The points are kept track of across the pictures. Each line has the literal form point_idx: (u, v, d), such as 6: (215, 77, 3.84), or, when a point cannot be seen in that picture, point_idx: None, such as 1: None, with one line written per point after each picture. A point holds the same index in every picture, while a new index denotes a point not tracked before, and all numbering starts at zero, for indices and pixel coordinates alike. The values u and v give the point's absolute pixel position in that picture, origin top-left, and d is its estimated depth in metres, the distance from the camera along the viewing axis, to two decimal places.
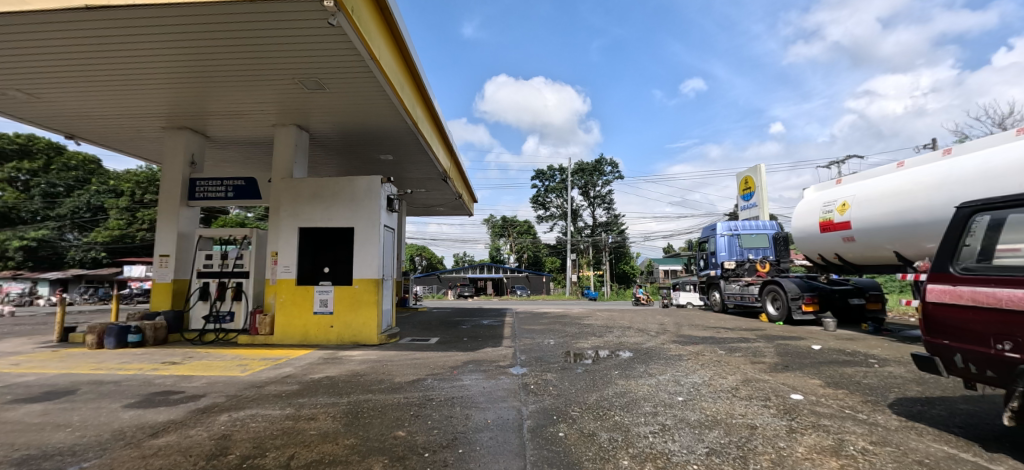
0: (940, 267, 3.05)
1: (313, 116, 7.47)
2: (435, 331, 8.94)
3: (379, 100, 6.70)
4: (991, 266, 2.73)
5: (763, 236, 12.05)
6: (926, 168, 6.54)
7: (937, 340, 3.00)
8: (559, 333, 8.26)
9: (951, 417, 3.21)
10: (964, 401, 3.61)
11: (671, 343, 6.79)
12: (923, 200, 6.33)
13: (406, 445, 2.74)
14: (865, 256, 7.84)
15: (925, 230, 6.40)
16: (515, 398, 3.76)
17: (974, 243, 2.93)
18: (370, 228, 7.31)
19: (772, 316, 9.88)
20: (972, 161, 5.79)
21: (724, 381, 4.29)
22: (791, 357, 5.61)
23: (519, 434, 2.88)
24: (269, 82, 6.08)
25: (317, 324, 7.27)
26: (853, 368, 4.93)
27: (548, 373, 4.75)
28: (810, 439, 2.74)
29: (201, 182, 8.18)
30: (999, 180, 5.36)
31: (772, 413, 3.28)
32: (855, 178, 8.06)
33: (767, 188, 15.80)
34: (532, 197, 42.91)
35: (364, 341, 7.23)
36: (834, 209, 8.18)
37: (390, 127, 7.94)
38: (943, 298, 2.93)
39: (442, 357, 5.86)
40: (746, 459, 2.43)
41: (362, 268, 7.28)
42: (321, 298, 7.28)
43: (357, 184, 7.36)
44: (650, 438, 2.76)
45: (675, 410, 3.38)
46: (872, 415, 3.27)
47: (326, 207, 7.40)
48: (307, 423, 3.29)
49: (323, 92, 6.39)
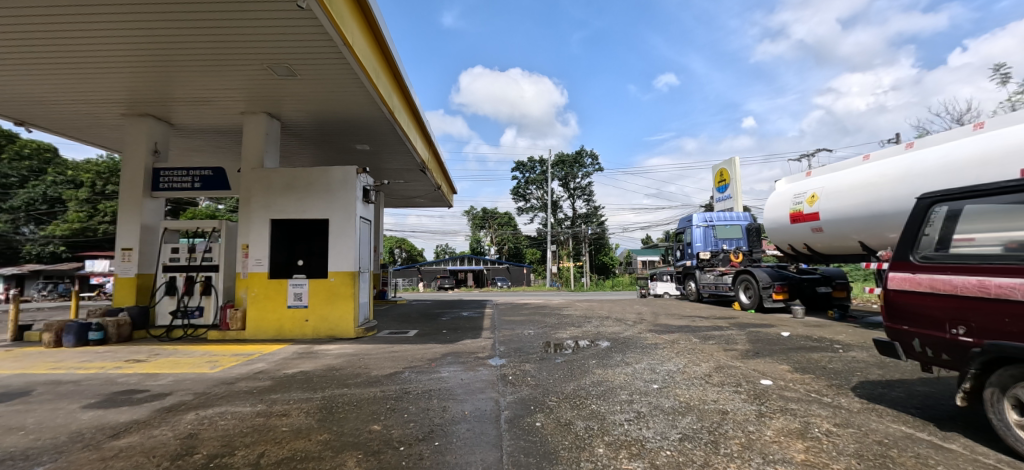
0: (901, 256, 3.17)
1: (285, 105, 7.22)
2: (414, 323, 8.85)
3: (353, 89, 6.50)
4: (949, 255, 2.86)
5: (736, 227, 12.22)
6: (890, 160, 6.80)
7: (897, 326, 3.12)
8: (539, 324, 8.27)
9: (910, 399, 3.38)
10: (921, 383, 3.80)
11: (647, 332, 6.94)
12: (888, 192, 6.58)
13: (382, 439, 2.70)
14: (832, 246, 8.13)
15: (890, 221, 6.66)
16: (494, 389, 3.76)
17: (932, 233, 3.06)
18: (346, 220, 7.15)
19: (744, 304, 10.19)
20: (932, 155, 6.06)
21: (697, 369, 4.38)
22: (762, 343, 5.78)
23: (497, 425, 2.87)
24: (238, 67, 5.81)
25: (291, 318, 7.10)
26: (820, 353, 5.11)
27: (527, 364, 4.77)
28: (779, 422, 2.83)
29: (166, 172, 7.83)
30: (958, 173, 5.59)
31: (742, 398, 3.38)
32: (824, 170, 8.33)
33: (740, 181, 16.21)
34: (513, 190, 42.83)
35: (341, 335, 7.10)
36: (804, 200, 8.41)
37: (364, 116, 7.70)
38: (904, 286, 3.06)
39: (421, 349, 5.82)
40: (717, 443, 2.50)
41: (336, 261, 7.11)
42: (295, 292, 7.10)
43: (332, 174, 7.17)
44: (626, 426, 2.80)
45: (650, 397, 3.44)
46: (836, 398, 3.40)
47: (298, 198, 7.18)
48: (279, 420, 3.20)
49: (295, 79, 6.16)
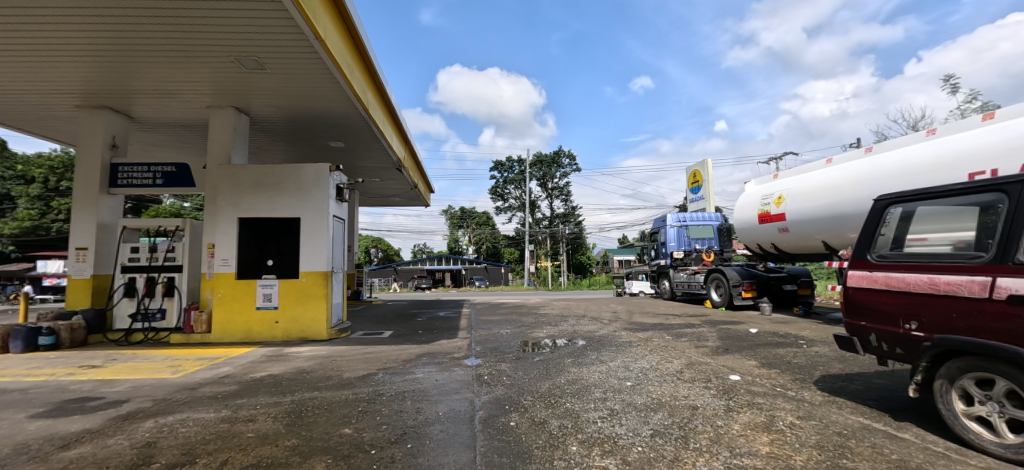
0: (859, 254, 3.32)
1: (254, 99, 6.97)
2: (389, 324, 8.71)
3: (326, 84, 6.33)
4: (903, 254, 3.01)
5: (708, 227, 12.61)
6: (851, 164, 7.11)
7: (855, 322, 3.27)
8: (515, 323, 8.28)
9: (868, 391, 3.54)
10: (878, 376, 4.00)
11: (622, 330, 7.04)
12: (849, 194, 6.88)
13: (353, 443, 2.64)
14: (797, 246, 8.45)
15: (850, 222, 6.97)
16: (469, 389, 3.73)
17: (888, 232, 3.21)
18: (318, 219, 6.96)
19: (715, 302, 10.47)
20: (890, 160, 6.37)
21: (670, 366, 4.47)
22: (731, 340, 5.96)
23: (471, 425, 2.85)
24: (203, 59, 5.57)
25: (260, 320, 6.86)
26: (785, 349, 5.30)
27: (503, 363, 4.76)
28: (745, 416, 2.92)
29: (125, 168, 7.43)
30: (913, 176, 5.90)
31: (712, 394, 3.46)
32: (790, 173, 8.65)
33: (712, 182, 16.66)
34: (492, 189, 42.76)
35: (313, 337, 6.93)
36: (771, 201, 8.72)
37: (337, 113, 7.51)
38: (861, 284, 3.21)
39: (396, 350, 5.72)
40: (687, 438, 2.55)
41: (308, 260, 6.92)
42: (265, 293, 6.87)
43: (304, 172, 6.97)
44: (599, 423, 2.83)
45: (624, 395, 3.48)
46: (800, 392, 3.53)
47: (268, 196, 6.95)
48: (244, 426, 3.09)
49: (265, 73, 5.96)
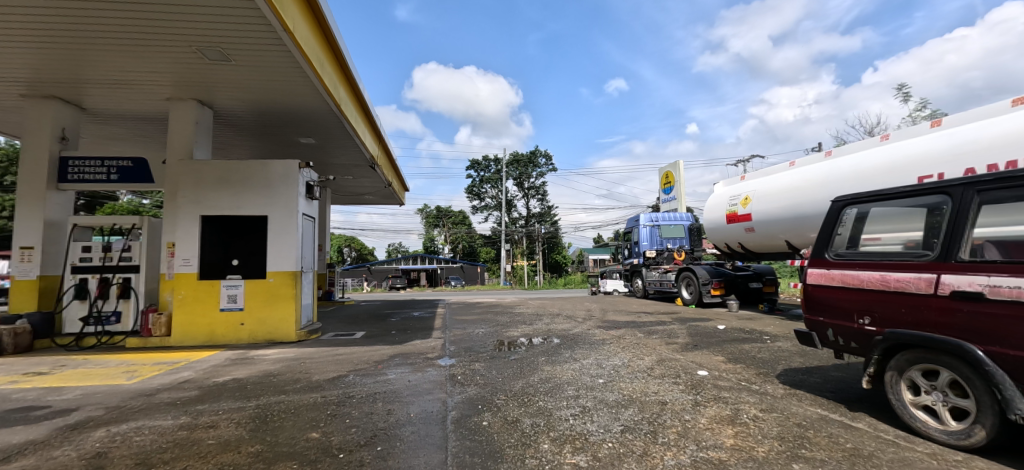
0: (818, 253, 3.48)
1: (218, 92, 6.68)
2: (362, 325, 8.54)
3: (295, 78, 6.12)
4: (858, 252, 3.17)
5: (679, 227, 12.89)
6: (812, 167, 7.44)
7: (813, 318, 3.42)
8: (490, 322, 8.27)
9: (825, 383, 3.71)
10: (835, 369, 4.20)
11: (595, 328, 7.14)
12: (811, 196, 7.19)
13: (320, 447, 2.57)
14: (762, 245, 8.77)
15: (811, 222, 7.29)
16: (442, 390, 3.70)
17: (844, 232, 3.37)
18: (286, 217, 6.75)
19: (686, 300, 10.77)
20: (848, 163, 6.69)
21: (641, 362, 4.56)
22: (700, 336, 6.13)
23: (442, 426, 2.82)
24: (162, 49, 5.29)
25: (224, 322, 6.59)
26: (750, 345, 5.50)
27: (477, 363, 4.74)
28: (712, 410, 3.01)
29: (76, 162, 6.98)
30: (869, 179, 6.22)
31: (681, 389, 3.55)
32: (756, 175, 8.97)
33: (683, 183, 17.11)
34: (468, 188, 42.55)
35: (281, 339, 6.71)
36: (738, 202, 9.02)
37: (307, 108, 7.29)
38: (820, 281, 3.36)
39: (368, 351, 5.61)
40: (656, 433, 2.60)
41: (276, 260, 6.70)
42: (229, 294, 6.60)
43: (272, 168, 6.74)
44: (571, 420, 2.85)
45: (596, 392, 3.53)
46: (763, 385, 3.67)
47: (234, 193, 6.68)
48: (204, 432, 2.96)
49: (229, 65, 5.71)
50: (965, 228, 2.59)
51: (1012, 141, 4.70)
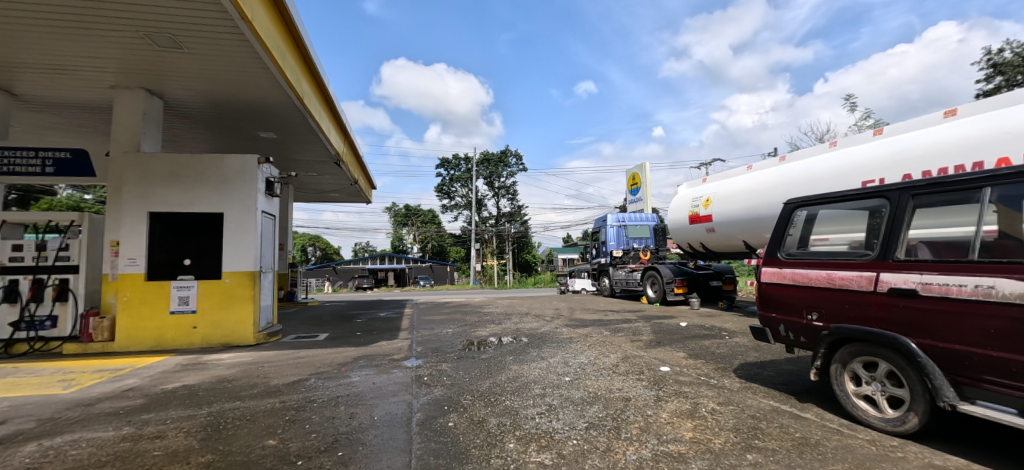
0: (771, 252, 3.66)
1: (169, 81, 6.29)
2: (325, 326, 8.27)
3: (255, 69, 5.85)
4: (807, 252, 3.36)
5: (645, 227, 13.25)
6: (768, 171, 7.81)
7: (766, 314, 3.59)
8: (459, 322, 8.21)
9: (777, 376, 3.92)
10: (786, 362, 4.44)
11: (563, 327, 7.22)
12: (766, 199, 7.56)
13: (278, 454, 2.47)
14: (722, 245, 9.14)
15: (766, 223, 7.67)
16: (407, 391, 3.64)
17: (795, 233, 3.56)
18: (244, 214, 6.45)
19: (651, 298, 11.08)
20: (800, 168, 7.08)
21: (606, 360, 4.65)
22: (663, 334, 6.33)
23: (407, 428, 2.77)
24: (105, 33, 4.92)
25: (175, 325, 6.21)
26: (710, 341, 5.72)
27: (444, 363, 4.69)
28: (673, 405, 3.11)
29: (4, 152, 6.38)
30: (819, 183, 6.60)
31: (644, 385, 3.65)
32: (716, 177, 9.35)
33: (649, 184, 17.61)
34: (438, 187, 42.08)
35: (238, 342, 6.41)
36: (700, 204, 9.37)
37: (268, 101, 6.98)
38: (773, 279, 3.54)
39: (331, 353, 5.44)
40: (619, 429, 2.66)
41: (233, 259, 6.39)
42: (180, 295, 6.24)
43: (229, 163, 6.42)
44: (537, 419, 2.87)
45: (562, 390, 3.57)
46: (721, 380, 3.83)
47: (186, 189, 6.32)
48: (150, 443, 2.78)
49: (182, 53, 5.39)
50: (901, 229, 2.79)
51: (943, 151, 5.12)
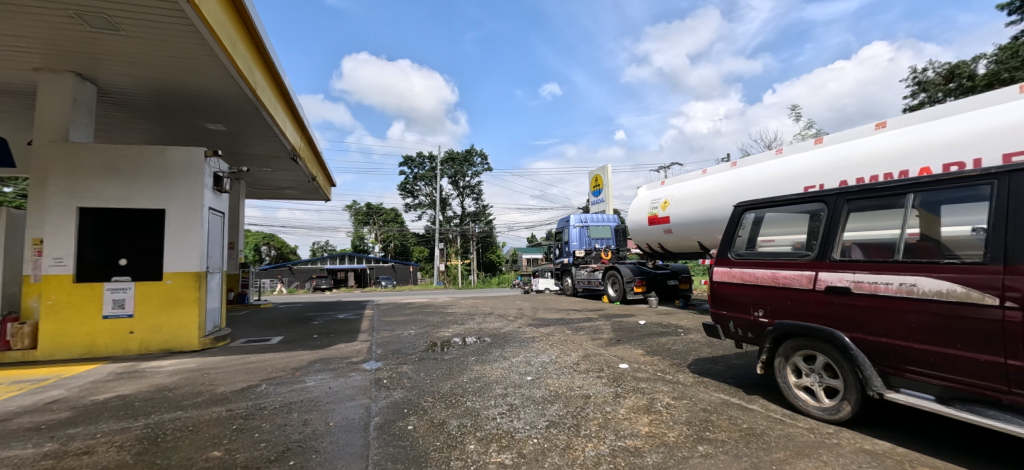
0: (722, 253, 3.84)
1: (104, 65, 5.78)
2: (279, 329, 7.90)
3: (203, 57, 5.48)
4: (754, 252, 3.55)
5: (606, 228, 13.58)
6: (721, 175, 8.20)
7: (717, 311, 3.77)
8: (421, 323, 8.08)
9: (727, 371, 4.12)
10: (736, 357, 4.68)
11: (525, 326, 7.26)
12: (719, 202, 7.95)
13: (224, 466, 2.33)
14: (678, 246, 9.52)
15: (719, 225, 8.06)
16: (365, 395, 3.54)
17: (743, 234, 3.75)
18: (189, 211, 6.05)
19: (612, 297, 11.36)
20: (749, 173, 7.50)
21: (568, 358, 4.72)
22: (623, 332, 6.50)
23: (365, 433, 2.70)
24: (27, 9, 4.45)
25: (108, 331, 5.72)
26: (667, 338, 5.94)
27: (404, 365, 4.60)
28: (630, 401, 3.20)
29: None
30: (766, 188, 7.01)
31: (603, 382, 3.73)
32: (674, 181, 9.72)
33: (611, 186, 18.06)
34: (401, 185, 41.25)
35: (181, 348, 6.00)
36: (659, 205, 9.71)
37: (217, 91, 6.57)
38: (723, 278, 3.72)
39: (285, 358, 5.20)
40: (579, 426, 2.71)
41: (176, 259, 5.97)
42: (115, 298, 5.76)
43: (171, 156, 6.00)
44: (498, 419, 2.87)
45: (523, 389, 3.59)
46: (676, 375, 3.98)
47: (123, 183, 5.84)
48: (76, 460, 2.54)
49: (119, 36, 4.97)
50: (838, 231, 3.00)
51: (873, 160, 5.58)
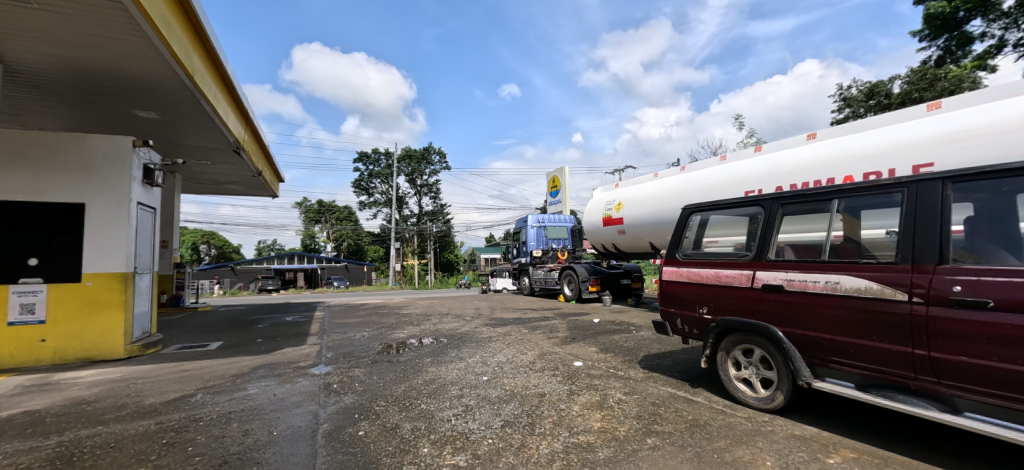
0: (670, 253, 4.02)
1: (9, 40, 5.11)
2: (218, 334, 7.38)
3: (132, 37, 4.99)
4: (699, 252, 3.74)
5: (563, 228, 13.83)
6: (671, 179, 8.59)
7: (665, 309, 3.95)
8: (374, 325, 7.84)
9: (675, 365, 4.32)
10: (683, 353, 4.92)
11: (482, 326, 7.24)
12: (669, 205, 8.33)
13: None
14: (631, 246, 9.87)
15: (669, 226, 8.45)
16: (314, 401, 3.38)
17: (690, 235, 3.94)
18: (113, 206, 5.51)
19: (568, 296, 11.59)
20: (696, 178, 7.91)
21: (524, 358, 4.76)
22: (578, 330, 6.64)
23: (312, 441, 2.58)
24: None
25: (11, 340, 5.07)
26: (619, 335, 6.14)
27: (356, 369, 4.45)
28: (584, 397, 3.27)
29: None
30: (711, 192, 7.43)
31: (558, 380, 3.80)
32: (627, 183, 10.07)
33: (568, 188, 18.42)
34: (356, 182, 39.87)
35: (103, 356, 5.46)
36: (613, 207, 10.02)
37: (149, 75, 6.02)
38: (672, 278, 3.90)
39: (225, 364, 4.87)
40: (534, 425, 2.74)
41: (97, 258, 5.42)
42: (22, 304, 5.10)
43: (92, 144, 5.45)
44: (453, 421, 2.85)
45: (479, 389, 3.58)
46: (627, 371, 4.12)
47: (32, 173, 5.21)
48: None
49: (28, 8, 4.40)
50: (773, 233, 3.23)
51: (804, 168, 6.06)
